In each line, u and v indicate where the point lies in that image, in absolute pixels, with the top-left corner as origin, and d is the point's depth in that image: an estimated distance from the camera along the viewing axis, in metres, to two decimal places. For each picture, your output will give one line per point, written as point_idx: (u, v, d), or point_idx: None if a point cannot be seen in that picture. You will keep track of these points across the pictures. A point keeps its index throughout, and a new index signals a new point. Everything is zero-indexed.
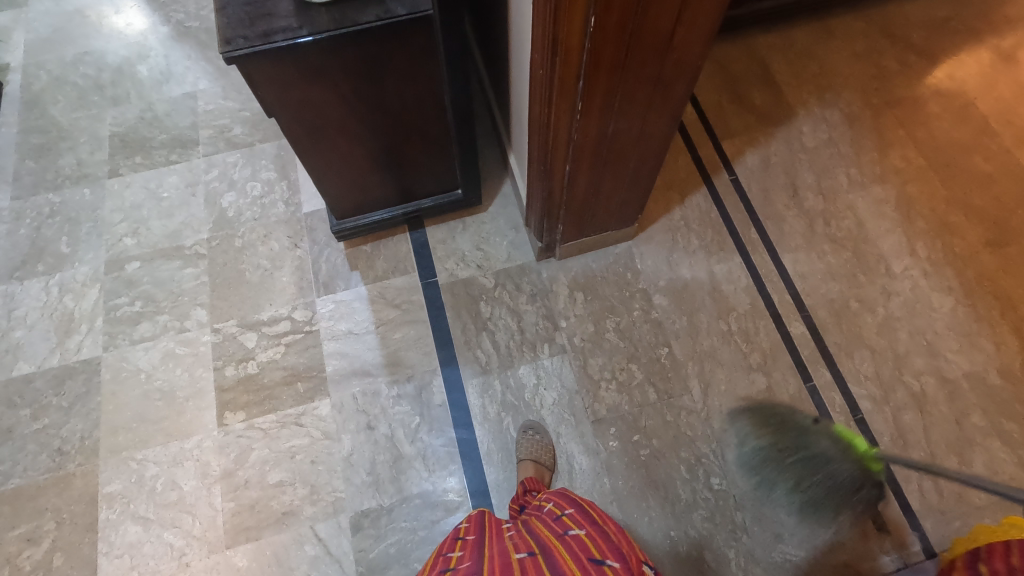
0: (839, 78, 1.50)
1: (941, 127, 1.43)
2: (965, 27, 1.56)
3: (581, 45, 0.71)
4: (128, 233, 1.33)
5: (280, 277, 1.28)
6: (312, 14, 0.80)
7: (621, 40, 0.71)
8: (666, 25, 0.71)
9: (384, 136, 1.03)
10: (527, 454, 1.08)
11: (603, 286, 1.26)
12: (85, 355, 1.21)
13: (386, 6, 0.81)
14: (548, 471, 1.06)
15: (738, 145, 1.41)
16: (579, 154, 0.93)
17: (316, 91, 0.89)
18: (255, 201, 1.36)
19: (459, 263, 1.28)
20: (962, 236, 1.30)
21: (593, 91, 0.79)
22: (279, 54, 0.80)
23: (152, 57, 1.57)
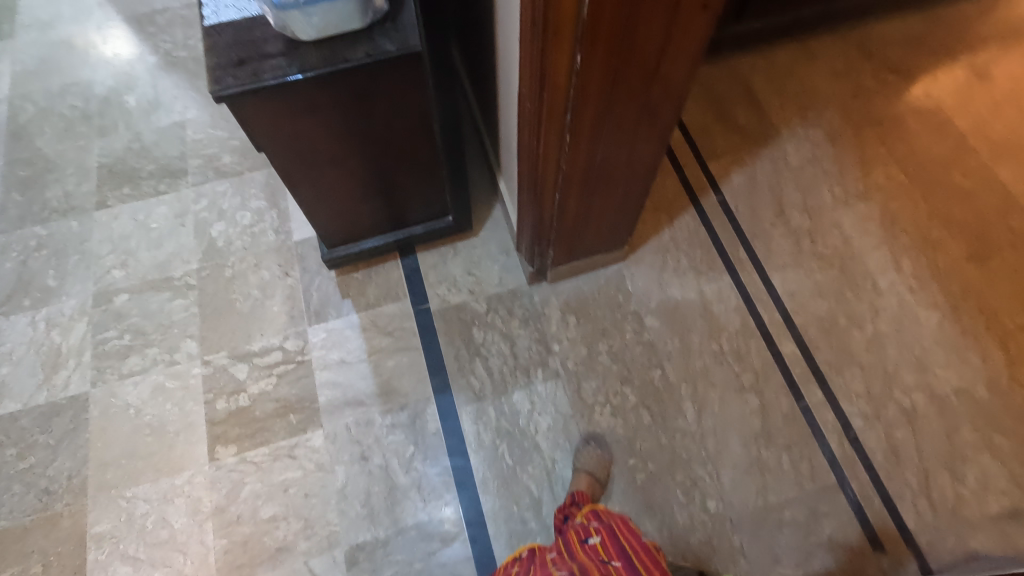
0: (821, 96, 1.52)
1: (921, 143, 1.45)
2: (939, 46, 1.60)
3: (568, 80, 0.72)
4: (117, 264, 1.32)
5: (271, 306, 1.27)
6: (301, 51, 0.81)
7: (607, 77, 0.73)
8: (651, 59, 0.72)
9: (374, 165, 1.04)
10: (585, 464, 1.09)
11: (595, 309, 1.26)
12: (73, 391, 1.19)
13: (375, 42, 0.82)
14: (600, 485, 1.07)
15: (724, 164, 1.43)
16: (568, 182, 0.93)
17: (306, 126, 0.89)
18: (245, 230, 1.36)
19: (451, 288, 1.29)
20: (945, 251, 1.32)
21: (581, 124, 0.80)
22: (269, 91, 0.80)
23: (140, 87, 1.56)
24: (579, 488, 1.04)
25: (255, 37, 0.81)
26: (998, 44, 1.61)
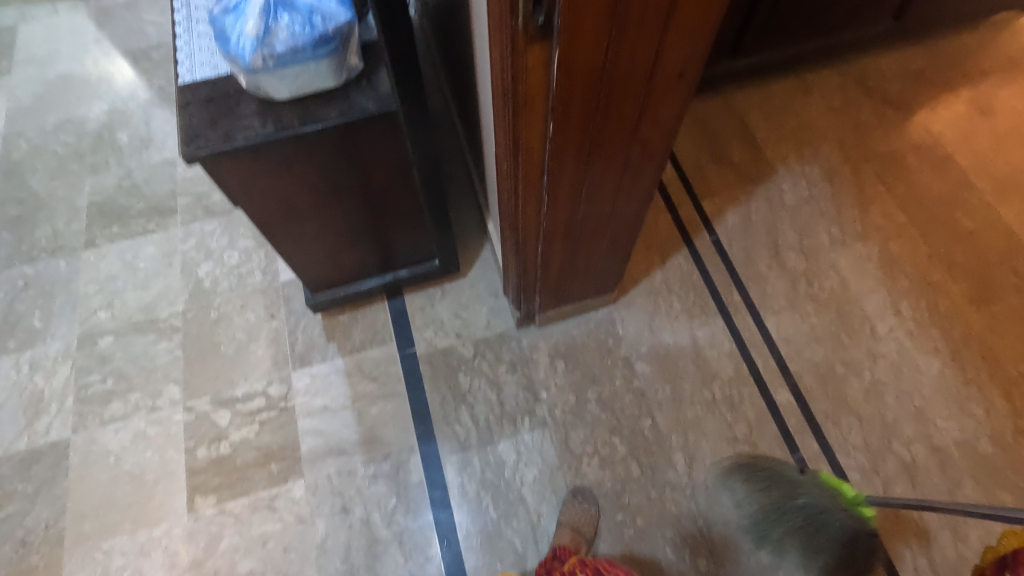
0: (818, 131, 1.49)
1: (921, 180, 1.42)
2: (940, 79, 1.57)
3: (544, 149, 0.71)
4: (103, 305, 1.31)
5: (256, 349, 1.26)
6: (275, 110, 0.79)
7: (584, 144, 0.71)
8: (628, 125, 0.70)
9: (355, 215, 1.03)
10: (569, 519, 1.06)
11: (585, 354, 1.23)
12: (54, 438, 1.18)
13: (350, 101, 0.80)
14: (585, 541, 1.03)
15: (718, 203, 1.40)
16: (550, 237, 0.91)
17: (283, 181, 0.88)
18: (232, 270, 1.35)
19: (438, 332, 1.27)
20: (947, 294, 1.28)
21: (559, 186, 0.78)
22: (243, 152, 0.79)
23: (133, 123, 1.57)
24: (563, 542, 1.01)
25: (229, 95, 0.79)
26: (1001, 78, 1.58)
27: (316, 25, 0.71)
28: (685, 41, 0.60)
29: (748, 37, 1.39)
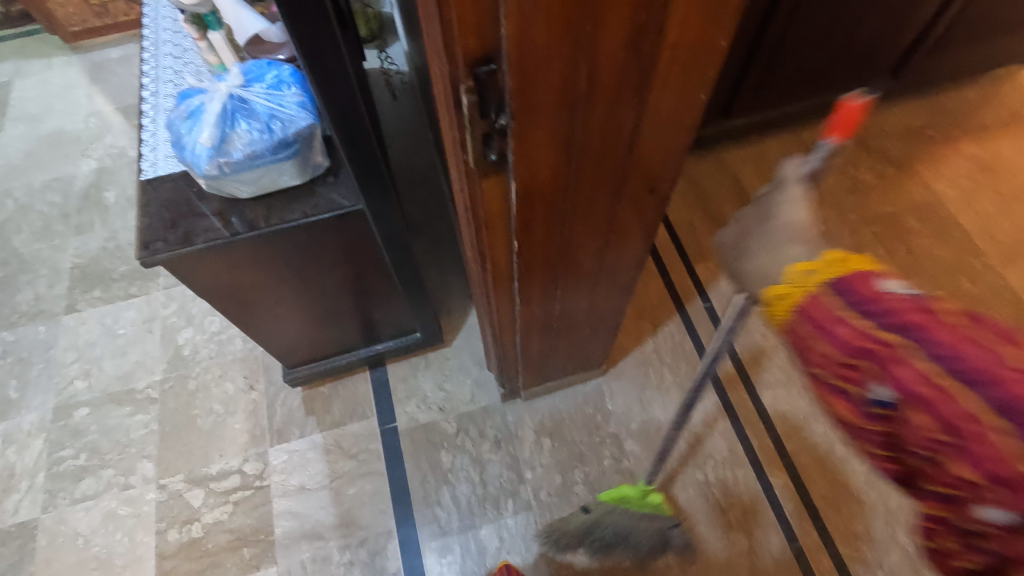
0: (815, 191, 1.45)
1: (923, 244, 1.37)
2: (940, 136, 1.53)
3: (507, 259, 0.67)
4: (80, 374, 1.29)
5: (233, 423, 1.22)
6: (238, 211, 0.77)
7: (549, 254, 0.68)
8: (599, 234, 0.67)
9: (327, 296, 1.00)
10: None
11: (572, 431, 1.19)
12: (23, 517, 1.14)
13: (315, 200, 0.78)
14: None
15: (712, 267, 1.36)
16: (527, 330, 0.87)
17: (248, 274, 0.85)
18: (212, 337, 1.32)
19: (420, 406, 1.22)
20: None
21: (530, 289, 0.74)
22: (202, 253, 0.76)
23: (120, 181, 1.56)
24: None
25: (192, 194, 0.77)
26: (1004, 134, 1.54)
27: (274, 130, 0.68)
28: (648, 166, 0.57)
29: (740, 99, 1.36)
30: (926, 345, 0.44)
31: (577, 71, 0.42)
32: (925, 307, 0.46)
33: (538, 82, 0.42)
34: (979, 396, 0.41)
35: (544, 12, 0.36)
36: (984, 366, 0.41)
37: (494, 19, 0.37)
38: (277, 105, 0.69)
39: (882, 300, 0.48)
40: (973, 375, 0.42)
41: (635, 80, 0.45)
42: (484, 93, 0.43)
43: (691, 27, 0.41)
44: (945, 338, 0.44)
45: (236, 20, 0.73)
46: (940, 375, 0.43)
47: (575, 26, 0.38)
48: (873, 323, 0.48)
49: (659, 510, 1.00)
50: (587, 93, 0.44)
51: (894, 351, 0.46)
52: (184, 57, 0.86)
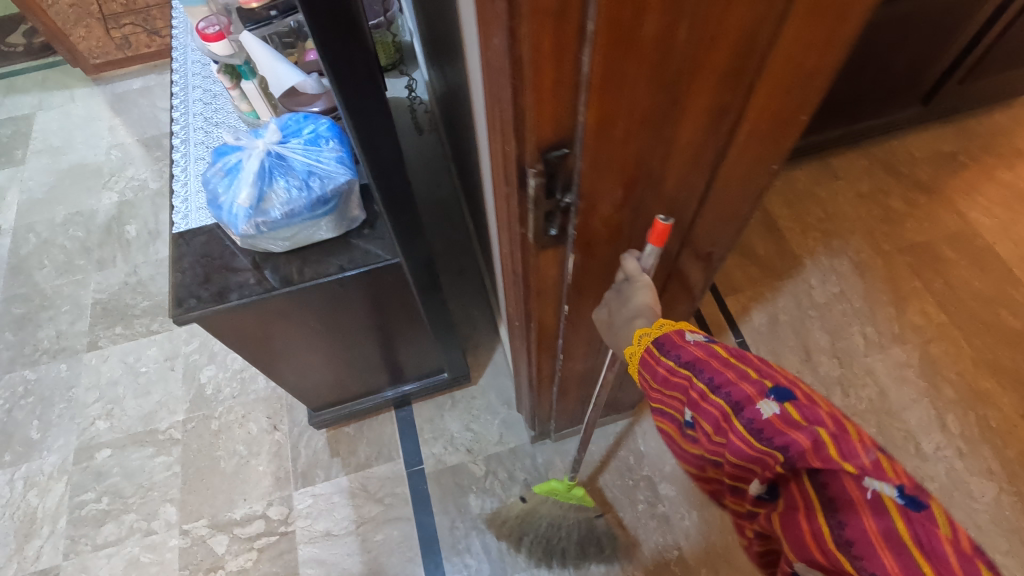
0: (846, 221, 1.42)
1: (961, 275, 1.33)
2: (974, 162, 1.50)
3: (555, 318, 0.64)
4: (102, 414, 1.27)
5: (257, 465, 1.19)
6: (272, 265, 0.75)
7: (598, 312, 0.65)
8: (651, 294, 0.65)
9: (356, 340, 0.98)
10: None
11: (605, 474, 1.15)
12: (44, 564, 1.12)
13: (351, 253, 0.76)
14: None
15: (743, 300, 1.33)
16: (565, 381, 0.85)
17: (280, 324, 0.83)
18: (235, 375, 1.30)
19: (447, 447, 1.20)
20: (997, 406, 1.18)
21: (574, 345, 0.72)
22: (236, 308, 0.74)
23: (142, 215, 1.55)
24: None
25: (225, 248, 0.75)
26: None
27: (313, 186, 0.66)
28: (709, 228, 0.54)
29: None
30: (706, 378, 0.40)
31: (654, 154, 0.40)
32: (715, 349, 0.42)
33: (609, 161, 0.39)
34: (739, 418, 0.37)
35: (625, 97, 0.34)
36: (743, 394, 0.38)
37: (573, 106, 0.35)
38: (315, 160, 0.67)
39: (677, 345, 0.44)
40: (735, 401, 0.38)
41: (710, 157, 0.43)
42: (553, 175, 0.40)
43: (776, 104, 0.39)
44: (719, 372, 0.40)
45: (272, 74, 0.71)
46: (714, 406, 0.39)
47: (657, 109, 0.36)
48: (672, 365, 0.43)
49: (583, 502, 1.07)
50: (660, 170, 0.42)
51: (685, 391, 0.42)
52: (214, 104, 0.85)
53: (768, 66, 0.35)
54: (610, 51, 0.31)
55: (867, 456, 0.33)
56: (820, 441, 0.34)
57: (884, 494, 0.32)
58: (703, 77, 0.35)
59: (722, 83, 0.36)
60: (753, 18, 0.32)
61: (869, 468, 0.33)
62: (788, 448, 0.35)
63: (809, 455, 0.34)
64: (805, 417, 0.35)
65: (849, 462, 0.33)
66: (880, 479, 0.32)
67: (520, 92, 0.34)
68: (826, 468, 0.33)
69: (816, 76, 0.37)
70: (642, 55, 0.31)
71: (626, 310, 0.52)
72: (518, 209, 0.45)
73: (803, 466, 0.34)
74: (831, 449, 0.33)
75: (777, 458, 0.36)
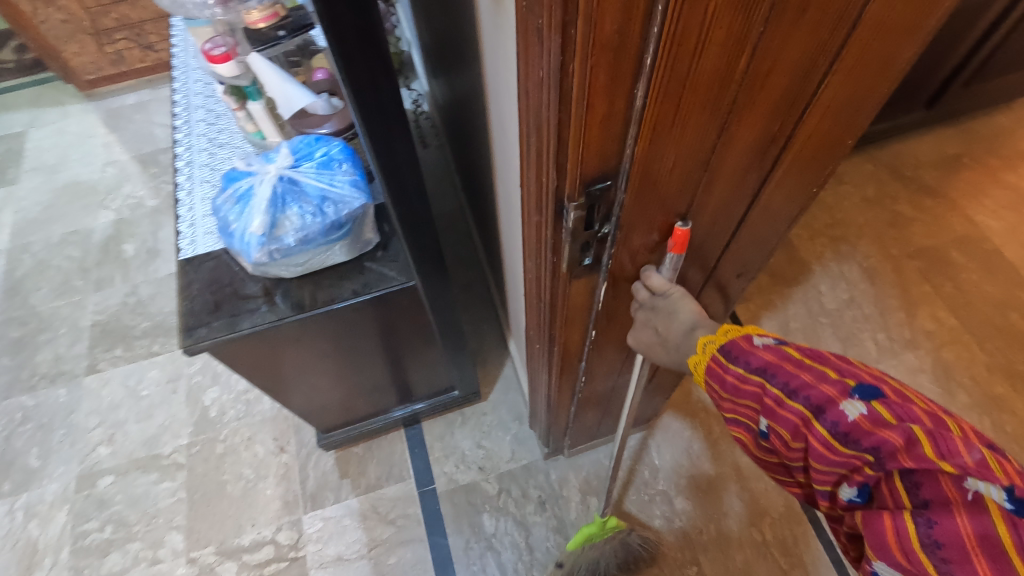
0: (853, 227, 1.42)
1: (970, 279, 1.33)
2: (978, 164, 1.50)
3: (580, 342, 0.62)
4: (103, 440, 1.24)
5: (264, 489, 1.17)
6: (283, 292, 0.73)
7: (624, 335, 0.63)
8: None
9: (366, 361, 0.96)
10: None
11: (620, 489, 1.13)
12: None
13: (365, 277, 0.74)
14: None
15: (753, 309, 1.32)
16: (584, 400, 0.83)
17: (291, 349, 0.81)
18: (239, 396, 1.28)
19: (459, 465, 1.17)
20: (1012, 410, 1.17)
21: (596, 366, 0.70)
22: (248, 337, 0.72)
23: (140, 233, 1.52)
24: None
25: (234, 275, 0.73)
26: None
27: (327, 212, 0.64)
28: (742, 250, 0.53)
29: None
30: (781, 383, 0.39)
31: (698, 181, 0.39)
32: (790, 352, 0.40)
33: (653, 190, 0.38)
34: (820, 421, 0.35)
35: (676, 127, 0.33)
36: (824, 397, 0.36)
37: (621, 139, 0.33)
38: (328, 184, 0.65)
39: (746, 350, 0.42)
40: (816, 405, 0.36)
41: (752, 181, 0.42)
42: (592, 207, 0.39)
43: (823, 131, 0.38)
44: (798, 377, 0.38)
45: (282, 95, 0.69)
46: (794, 410, 0.37)
47: (706, 138, 0.35)
48: (743, 372, 0.41)
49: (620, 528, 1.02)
50: (702, 196, 0.41)
51: (759, 398, 0.40)
52: (218, 124, 0.83)
53: (820, 95, 0.34)
54: (667, 83, 0.30)
55: (970, 454, 0.30)
56: (913, 439, 0.31)
57: (989, 496, 0.29)
58: (754, 105, 0.34)
59: (774, 111, 0.35)
60: (812, 48, 0.31)
61: (973, 467, 0.29)
62: (877, 448, 0.33)
63: (900, 454, 0.32)
64: (896, 416, 0.33)
65: (946, 462, 0.30)
66: (984, 478, 0.29)
67: (568, 128, 0.32)
68: (919, 467, 0.31)
69: (865, 103, 0.36)
70: (698, 87, 0.30)
71: (677, 325, 0.49)
72: (552, 239, 0.43)
73: (893, 467, 0.32)
74: (925, 447, 0.31)
75: (864, 458, 0.33)
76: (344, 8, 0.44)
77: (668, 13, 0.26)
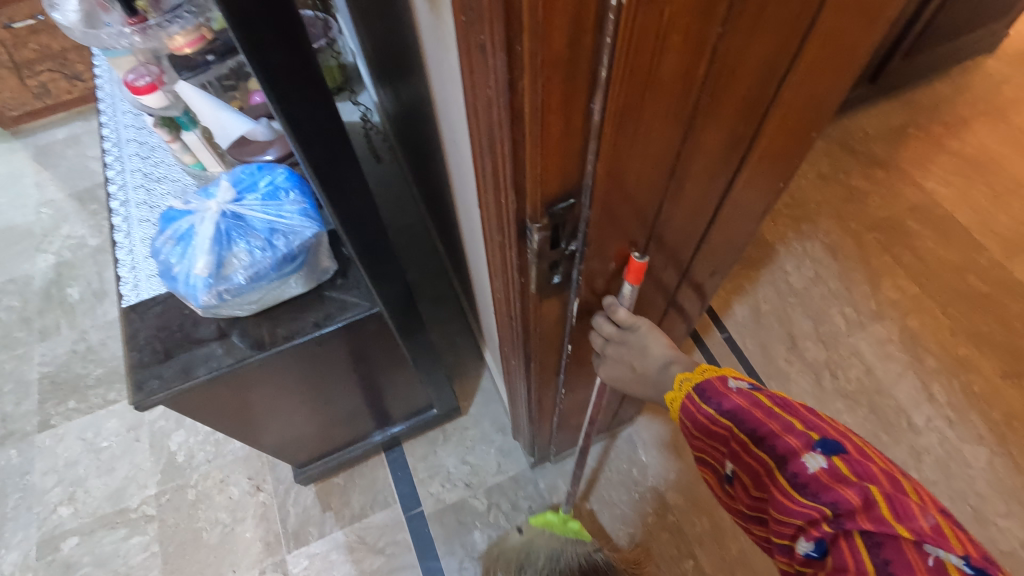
0: (812, 204, 1.44)
1: (927, 246, 1.36)
2: (924, 133, 1.54)
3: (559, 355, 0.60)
4: (63, 499, 1.16)
5: (243, 532, 1.12)
6: (241, 331, 0.68)
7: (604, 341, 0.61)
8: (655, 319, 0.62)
9: (340, 391, 0.92)
10: None
11: (610, 490, 1.12)
12: None
13: (327, 307, 0.70)
14: None
15: (724, 295, 1.32)
16: (567, 409, 0.81)
17: (256, 390, 0.77)
18: (207, 438, 1.22)
19: (445, 484, 1.14)
20: (978, 371, 1.21)
21: (576, 377, 0.68)
22: (205, 384, 0.67)
23: (84, 275, 1.44)
24: None
25: (185, 317, 0.68)
26: (983, 125, 1.55)
27: (277, 245, 0.60)
28: (714, 248, 0.52)
29: None
30: (748, 431, 0.40)
31: (663, 191, 0.37)
32: (759, 398, 0.41)
33: (622, 202, 0.36)
34: (783, 472, 0.37)
35: (639, 136, 0.31)
36: (788, 448, 0.37)
37: (583, 155, 0.31)
38: (276, 216, 0.61)
39: (720, 391, 0.43)
40: (780, 456, 0.38)
41: (718, 186, 0.40)
42: (558, 226, 0.37)
43: (791, 122, 0.36)
44: (765, 424, 0.39)
45: (217, 123, 0.65)
46: (760, 460, 0.39)
47: (671, 144, 0.33)
48: (714, 413, 0.43)
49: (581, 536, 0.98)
50: (670, 204, 0.39)
51: (727, 442, 0.42)
52: (153, 157, 0.77)
53: (785, 89, 0.33)
54: (625, 94, 0.27)
55: (926, 520, 0.32)
56: (872, 501, 0.33)
57: (948, 563, 0.30)
58: (719, 108, 0.32)
59: (739, 111, 0.33)
60: (774, 44, 0.29)
61: (929, 534, 0.31)
62: (836, 504, 0.34)
63: (858, 514, 0.33)
64: (855, 473, 0.35)
65: (903, 526, 0.32)
66: (943, 547, 0.31)
67: (523, 147, 0.30)
68: (878, 529, 0.32)
69: (832, 90, 0.35)
70: (658, 94, 0.28)
71: (650, 361, 0.50)
72: (520, 261, 0.41)
73: (851, 525, 0.33)
74: (883, 510, 0.32)
75: (822, 515, 0.34)
76: (271, 36, 0.41)
77: (620, 23, 0.24)
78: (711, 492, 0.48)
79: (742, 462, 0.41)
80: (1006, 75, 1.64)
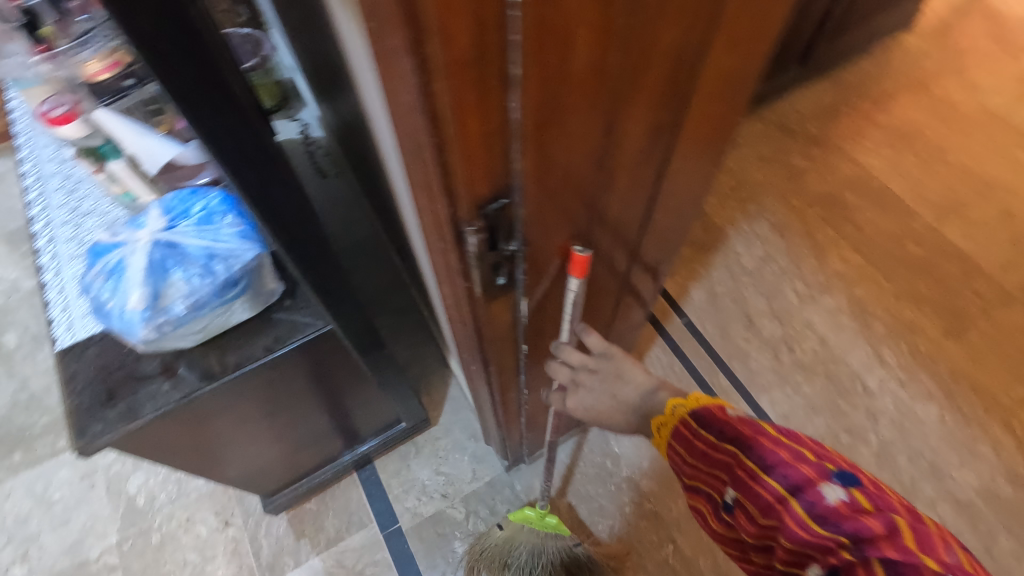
0: (756, 186, 1.48)
1: (867, 218, 1.42)
2: (854, 110, 1.61)
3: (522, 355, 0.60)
4: (16, 559, 1.10)
5: (214, 570, 1.07)
6: (188, 365, 0.66)
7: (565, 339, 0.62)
8: (606, 312, 0.63)
9: (302, 414, 0.90)
10: None
11: (587, 485, 1.13)
12: None
13: (278, 330, 0.68)
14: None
15: (680, 281, 1.35)
16: (533, 409, 0.81)
17: (211, 423, 0.74)
18: (168, 477, 1.17)
19: (421, 497, 1.13)
20: (922, 332, 1.26)
21: (536, 376, 0.69)
22: (154, 422, 0.65)
23: (20, 319, 1.36)
24: None
25: (125, 354, 0.65)
26: (907, 97, 1.63)
27: (217, 271, 0.58)
28: (658, 226, 0.52)
29: None
30: (759, 460, 0.42)
31: (596, 185, 0.38)
32: (764, 429, 0.44)
33: (557, 192, 0.36)
34: (798, 500, 0.39)
35: (562, 130, 0.31)
36: (803, 478, 0.40)
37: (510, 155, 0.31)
38: (212, 240, 0.59)
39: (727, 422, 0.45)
40: (793, 484, 0.40)
41: (649, 176, 0.41)
42: (494, 228, 0.37)
43: (716, 97, 0.37)
44: (775, 456, 0.42)
45: (143, 148, 0.63)
46: (772, 489, 0.41)
47: (598, 131, 0.33)
48: (718, 442, 0.45)
49: (560, 530, 0.95)
50: (604, 197, 0.40)
51: (732, 471, 0.44)
52: (78, 190, 0.74)
53: (705, 63, 0.33)
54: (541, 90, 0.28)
55: (946, 553, 0.35)
56: (891, 530, 0.36)
57: None
58: (639, 98, 0.32)
59: (661, 93, 0.33)
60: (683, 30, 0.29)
61: (951, 564, 0.34)
62: (857, 533, 0.36)
63: (882, 543, 0.35)
64: (872, 505, 0.37)
65: (928, 557, 0.34)
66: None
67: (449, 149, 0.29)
68: (903, 557, 0.34)
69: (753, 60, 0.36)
70: (576, 86, 0.29)
71: (631, 391, 0.55)
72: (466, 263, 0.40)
73: (873, 554, 0.35)
74: (905, 539, 0.35)
75: (839, 541, 0.36)
76: (178, 59, 0.38)
77: (526, 18, 0.24)
78: (703, 522, 0.50)
79: (749, 490, 0.42)
80: (925, 50, 1.73)
